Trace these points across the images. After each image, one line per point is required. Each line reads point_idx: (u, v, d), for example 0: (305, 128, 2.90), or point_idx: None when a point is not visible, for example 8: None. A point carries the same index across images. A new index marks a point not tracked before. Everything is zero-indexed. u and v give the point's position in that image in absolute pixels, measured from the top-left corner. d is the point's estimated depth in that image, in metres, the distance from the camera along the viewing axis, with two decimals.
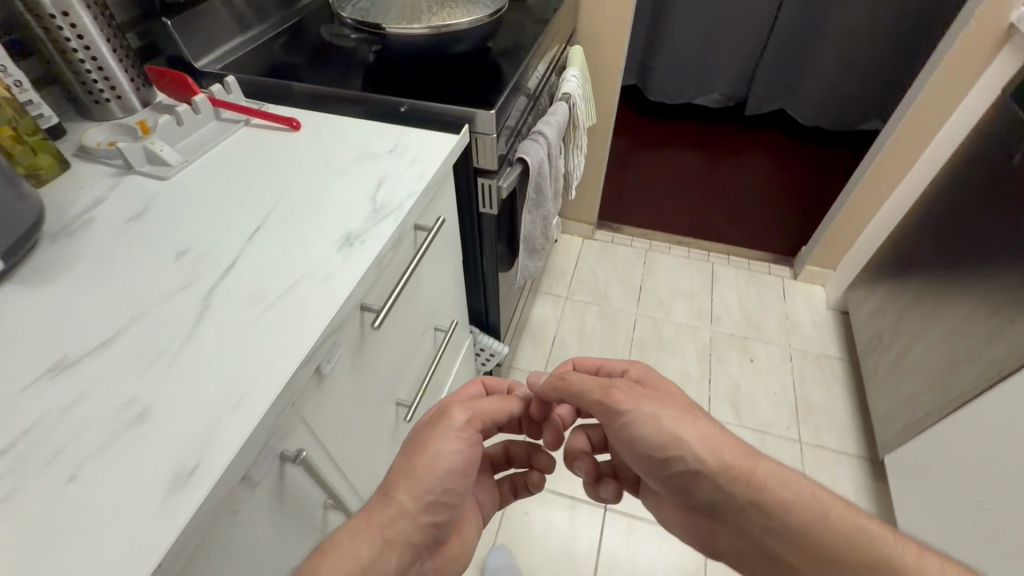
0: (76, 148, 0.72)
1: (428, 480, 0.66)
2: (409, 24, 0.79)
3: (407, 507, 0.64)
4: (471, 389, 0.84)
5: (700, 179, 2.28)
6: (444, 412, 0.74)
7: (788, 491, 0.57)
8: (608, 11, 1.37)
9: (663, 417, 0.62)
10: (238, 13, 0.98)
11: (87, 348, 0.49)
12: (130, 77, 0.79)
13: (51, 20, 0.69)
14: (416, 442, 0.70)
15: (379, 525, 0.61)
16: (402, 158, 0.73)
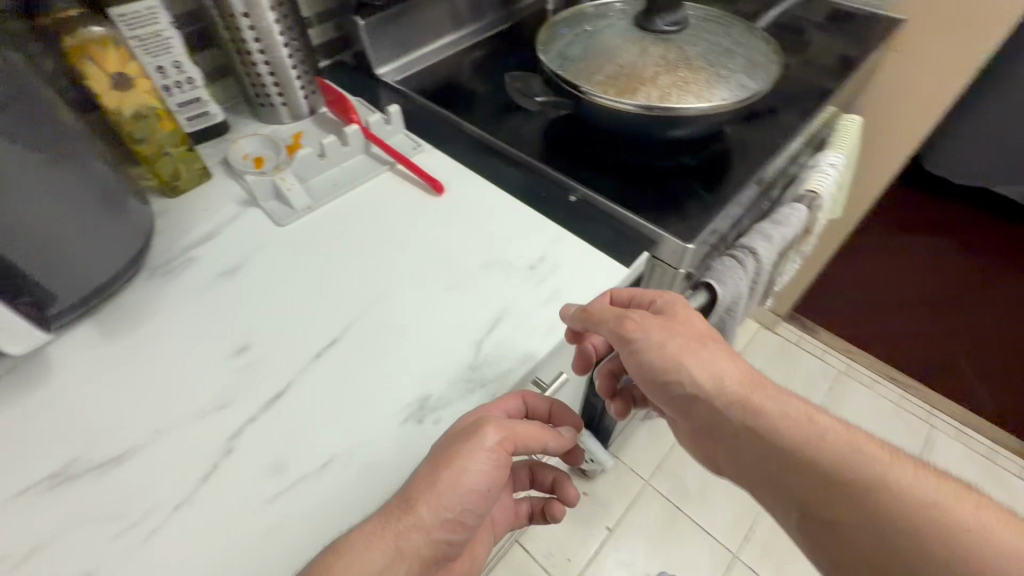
0: (224, 156, 0.67)
1: (450, 495, 0.40)
2: (623, 95, 0.56)
3: (425, 520, 0.40)
4: (507, 400, 0.46)
5: (962, 298, 1.66)
6: (473, 416, 0.43)
7: (805, 422, 0.44)
8: (925, 75, 0.95)
9: (669, 342, 0.47)
10: (442, 14, 0.85)
11: (98, 460, 0.42)
12: (302, 84, 0.71)
13: (236, 19, 0.62)
14: (435, 448, 0.42)
15: (394, 534, 0.38)
16: (542, 287, 0.53)
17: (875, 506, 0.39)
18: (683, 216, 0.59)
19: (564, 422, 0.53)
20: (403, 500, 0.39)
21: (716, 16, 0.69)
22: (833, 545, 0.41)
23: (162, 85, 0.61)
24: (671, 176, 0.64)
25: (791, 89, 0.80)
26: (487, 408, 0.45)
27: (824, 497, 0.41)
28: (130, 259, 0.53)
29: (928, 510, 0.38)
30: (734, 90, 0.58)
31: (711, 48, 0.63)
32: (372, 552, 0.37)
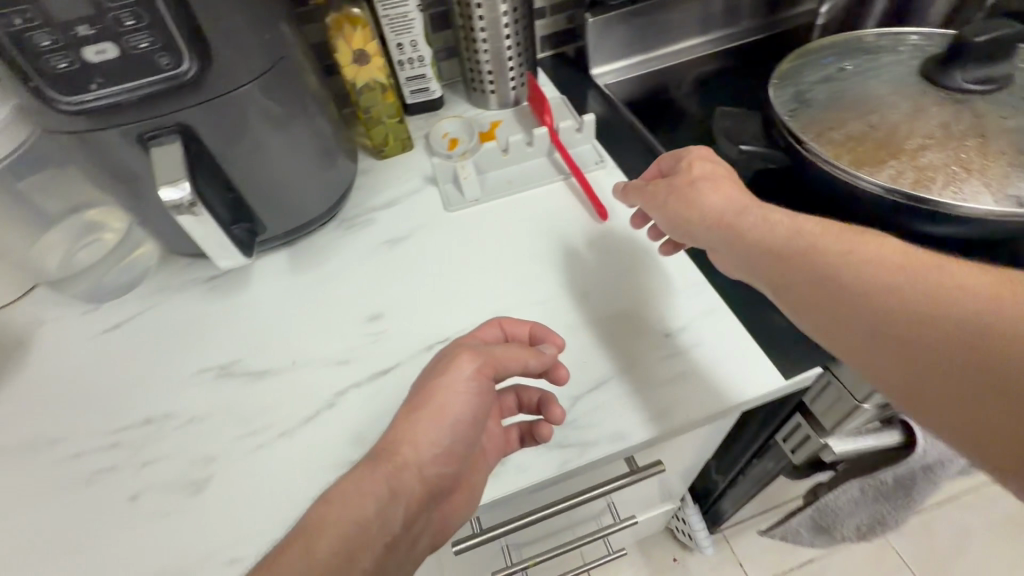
0: (428, 131, 0.73)
1: (433, 431, 0.40)
2: (861, 170, 0.45)
3: (415, 459, 0.40)
4: (488, 329, 0.46)
5: None
6: (451, 349, 0.44)
7: (783, 227, 0.42)
8: None
9: (668, 197, 0.47)
10: (685, 17, 0.77)
11: (250, 369, 0.52)
12: (514, 75, 0.72)
13: (471, 8, 0.66)
14: (410, 395, 0.42)
15: (382, 479, 0.38)
16: (665, 363, 0.47)
17: (861, 278, 0.37)
18: None
19: (545, 341, 0.46)
20: (389, 445, 0.40)
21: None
22: (852, 349, 0.37)
23: (398, 59, 0.69)
24: None
25: None
26: (454, 348, 0.44)
27: (824, 300, 0.38)
28: (328, 207, 0.62)
29: (923, 279, 0.35)
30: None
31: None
32: (366, 491, 0.37)
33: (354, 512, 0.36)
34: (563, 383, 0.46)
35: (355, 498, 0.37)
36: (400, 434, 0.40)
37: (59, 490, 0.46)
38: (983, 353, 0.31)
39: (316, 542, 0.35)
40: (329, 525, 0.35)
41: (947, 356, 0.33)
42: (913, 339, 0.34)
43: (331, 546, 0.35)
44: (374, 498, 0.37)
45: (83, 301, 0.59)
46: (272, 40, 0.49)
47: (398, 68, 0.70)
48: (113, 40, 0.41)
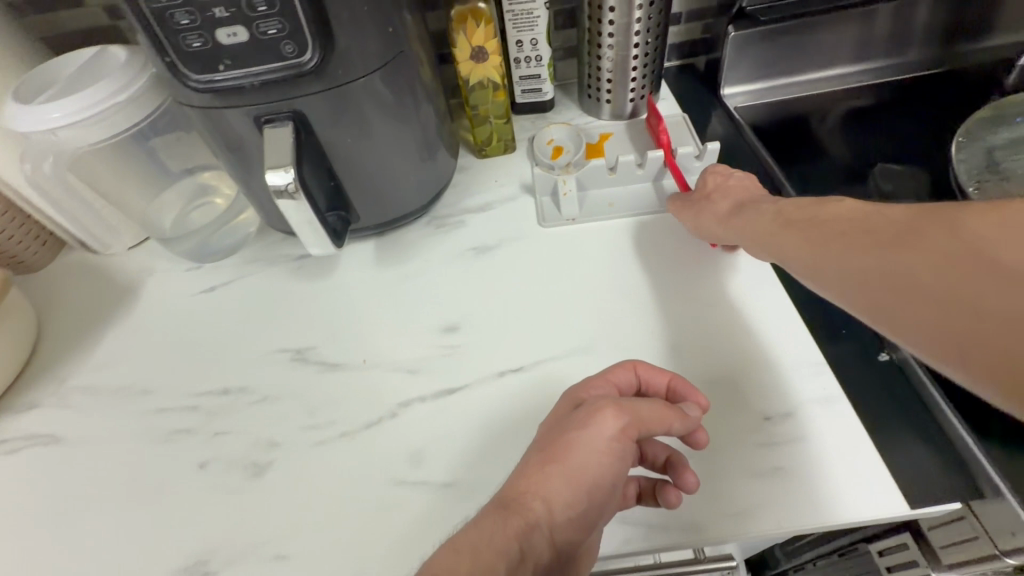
0: (534, 135, 0.69)
1: (567, 490, 0.36)
2: None
3: (547, 518, 0.35)
4: (622, 373, 0.42)
5: None
6: (589, 400, 0.39)
7: (767, 216, 0.44)
8: None
9: (692, 210, 0.52)
10: (846, 40, 0.67)
11: (323, 358, 0.52)
12: (634, 86, 0.67)
13: (601, 11, 0.61)
14: (541, 439, 0.39)
15: (516, 538, 0.33)
16: (760, 451, 0.41)
17: (819, 224, 0.38)
18: None
19: (688, 399, 0.41)
20: (517, 495, 0.35)
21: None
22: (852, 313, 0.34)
23: (515, 57, 0.66)
24: None
25: None
26: (587, 394, 0.40)
27: (796, 256, 0.38)
28: (421, 204, 0.61)
29: (862, 227, 0.35)
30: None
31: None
32: (497, 546, 0.32)
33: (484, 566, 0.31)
34: (698, 448, 0.41)
35: (485, 547, 0.32)
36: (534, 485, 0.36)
37: (139, 442, 0.49)
38: (927, 248, 0.30)
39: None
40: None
41: (891, 266, 0.32)
42: (866, 252, 0.33)
43: None
44: (508, 554, 0.32)
45: (186, 259, 0.62)
46: (394, 33, 0.47)
47: (513, 67, 0.67)
48: (244, 24, 0.41)
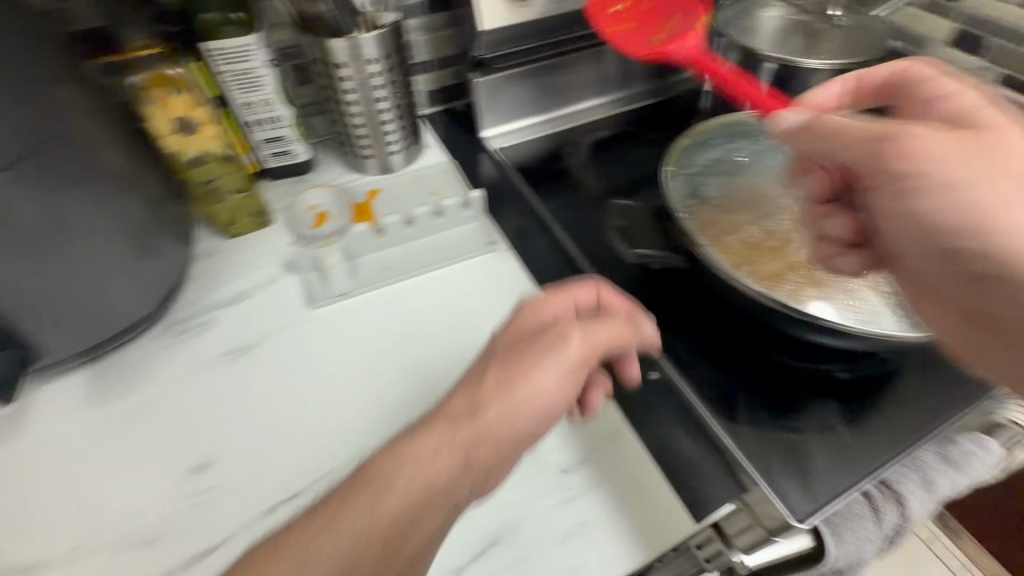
0: (291, 203, 0.62)
1: (524, 414, 0.35)
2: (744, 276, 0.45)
3: (496, 433, 0.34)
4: (578, 289, 0.42)
5: None
6: (549, 324, 0.38)
7: (978, 168, 0.37)
8: None
9: (912, 138, 0.38)
10: (581, 78, 0.73)
11: (11, 561, 0.38)
12: (391, 138, 0.64)
13: (333, 68, 0.56)
14: (494, 347, 0.38)
15: (460, 457, 0.33)
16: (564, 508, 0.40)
17: (1003, 226, 0.36)
18: (803, 465, 0.41)
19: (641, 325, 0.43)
20: (465, 408, 0.35)
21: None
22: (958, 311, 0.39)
23: (247, 120, 0.58)
24: (805, 383, 0.45)
25: None
26: (535, 312, 0.40)
27: (934, 239, 0.39)
28: (150, 309, 0.49)
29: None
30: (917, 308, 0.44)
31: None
32: (437, 463, 0.33)
33: (416, 480, 0.32)
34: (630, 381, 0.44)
35: (426, 460, 0.33)
36: (481, 400, 0.35)
37: None
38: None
39: (383, 501, 0.31)
40: (398, 489, 0.32)
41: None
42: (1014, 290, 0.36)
43: (394, 512, 0.31)
44: (449, 470, 0.33)
45: None
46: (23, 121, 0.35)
47: (248, 130, 0.59)
48: None
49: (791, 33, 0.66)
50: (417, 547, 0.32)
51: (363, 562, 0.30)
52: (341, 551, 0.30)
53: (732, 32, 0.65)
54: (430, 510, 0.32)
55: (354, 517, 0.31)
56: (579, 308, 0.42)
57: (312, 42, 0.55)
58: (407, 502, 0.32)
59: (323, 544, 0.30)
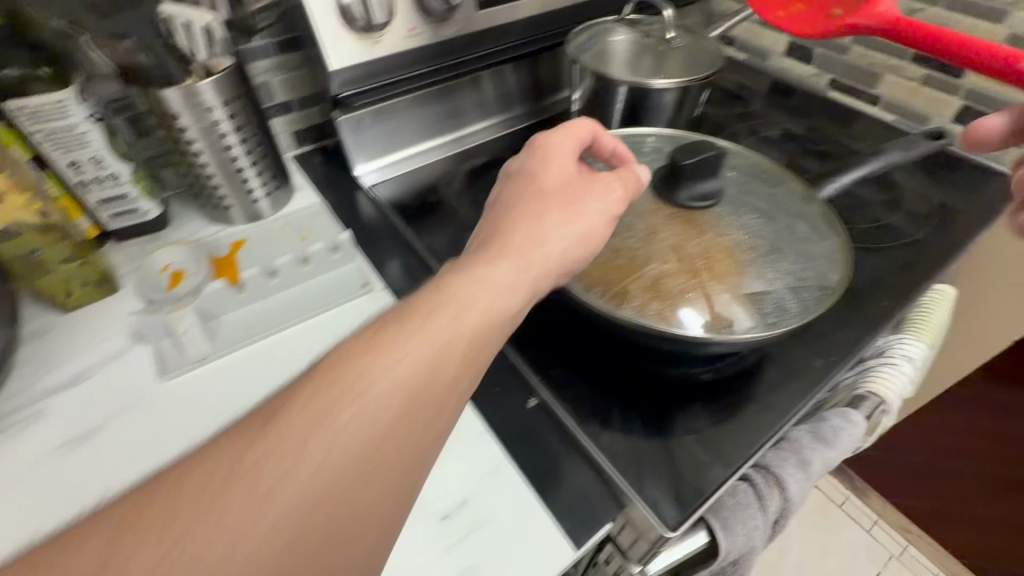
0: (140, 265, 0.57)
1: (593, 221, 0.42)
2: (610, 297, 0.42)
3: (565, 257, 0.40)
4: (580, 124, 0.48)
5: None
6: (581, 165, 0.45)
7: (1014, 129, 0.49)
8: None
9: None
10: (452, 107, 0.73)
11: None
12: (251, 184, 0.61)
13: (170, 119, 0.52)
14: (517, 185, 0.43)
15: (525, 279, 0.37)
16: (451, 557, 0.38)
17: None
18: (672, 473, 0.42)
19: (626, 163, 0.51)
20: (524, 240, 0.39)
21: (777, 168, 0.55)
22: None
23: (76, 182, 0.52)
24: (673, 390, 0.47)
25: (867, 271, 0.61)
26: (548, 149, 0.46)
27: None
28: None
29: None
30: (773, 299, 0.42)
31: (754, 222, 0.48)
32: (506, 287, 0.36)
33: (480, 304, 0.34)
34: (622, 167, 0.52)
35: (495, 280, 0.36)
36: (535, 216, 0.40)
37: None
38: None
39: (463, 314, 0.33)
40: (475, 305, 0.34)
41: None
42: None
43: (464, 341, 0.33)
44: (519, 286, 0.36)
45: None
46: None
47: (79, 191, 0.53)
48: None
49: (639, 58, 0.70)
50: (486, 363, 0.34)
51: (444, 373, 0.31)
52: (434, 362, 0.31)
53: (586, 58, 0.68)
54: (506, 322, 0.35)
55: (442, 326, 0.32)
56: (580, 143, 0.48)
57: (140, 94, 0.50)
58: (481, 318, 0.34)
59: (409, 344, 0.31)
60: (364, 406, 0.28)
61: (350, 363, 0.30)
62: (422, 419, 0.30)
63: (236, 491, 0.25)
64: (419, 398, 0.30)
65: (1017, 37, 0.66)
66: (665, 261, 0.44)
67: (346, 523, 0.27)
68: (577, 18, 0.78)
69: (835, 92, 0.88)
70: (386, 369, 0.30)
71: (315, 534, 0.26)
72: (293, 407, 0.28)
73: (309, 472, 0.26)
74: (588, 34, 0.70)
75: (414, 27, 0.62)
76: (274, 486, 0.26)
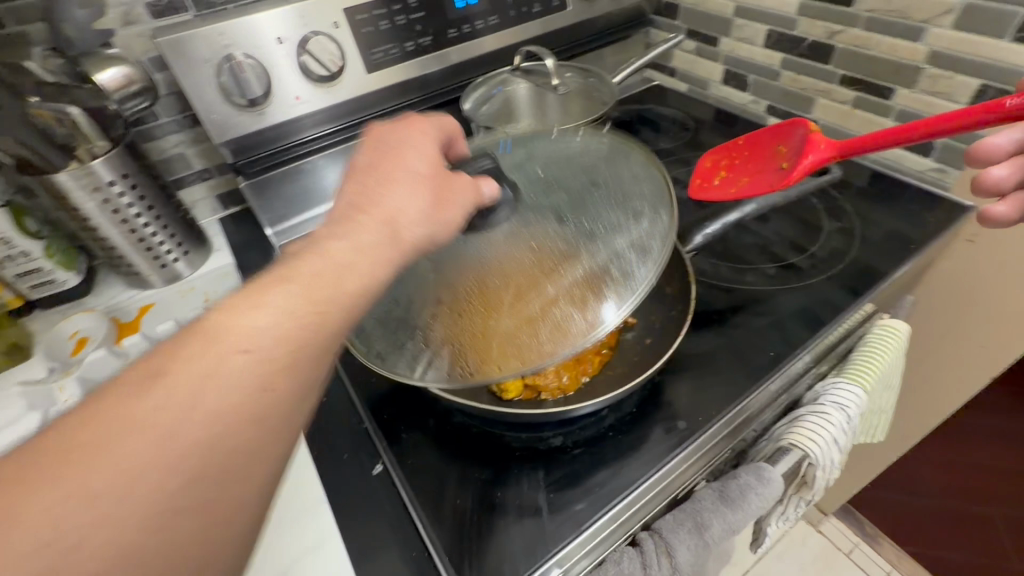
0: (49, 333, 0.60)
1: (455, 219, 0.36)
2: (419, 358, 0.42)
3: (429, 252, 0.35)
4: (424, 124, 0.40)
5: None
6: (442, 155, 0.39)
7: None
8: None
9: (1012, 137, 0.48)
10: None
11: None
12: (156, 254, 0.63)
13: (65, 201, 0.54)
14: (390, 157, 0.36)
15: (408, 254, 0.33)
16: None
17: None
18: (492, 550, 0.40)
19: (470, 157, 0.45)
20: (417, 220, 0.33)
21: (603, 153, 0.53)
22: None
23: None
24: (516, 455, 0.46)
25: (767, 317, 0.57)
26: (419, 132, 0.38)
27: None
28: None
29: None
30: (557, 318, 0.41)
31: (560, 229, 0.46)
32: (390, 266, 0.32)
33: (361, 269, 0.30)
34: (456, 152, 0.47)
35: (377, 251, 0.31)
36: (407, 204, 0.34)
37: None
38: None
39: (342, 285, 0.29)
40: (354, 276, 0.30)
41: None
42: None
43: (337, 323, 0.28)
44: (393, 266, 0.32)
45: None
46: None
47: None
48: None
49: (541, 102, 0.70)
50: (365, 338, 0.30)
51: (306, 345, 0.27)
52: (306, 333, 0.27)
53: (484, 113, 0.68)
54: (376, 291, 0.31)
55: (314, 295, 0.28)
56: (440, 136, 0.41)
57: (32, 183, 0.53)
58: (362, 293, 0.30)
59: (261, 318, 0.26)
60: (208, 388, 0.24)
61: (190, 346, 0.25)
62: (273, 399, 0.25)
63: (89, 456, 0.21)
64: (280, 376, 0.26)
65: (937, 55, 0.61)
66: (449, 291, 0.44)
67: (179, 521, 0.22)
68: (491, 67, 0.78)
69: (774, 120, 0.84)
70: (238, 350, 0.25)
71: (171, 514, 0.22)
72: (123, 397, 0.23)
73: (126, 469, 0.22)
74: (489, 85, 0.70)
75: (301, 95, 0.63)
76: (100, 482, 0.21)
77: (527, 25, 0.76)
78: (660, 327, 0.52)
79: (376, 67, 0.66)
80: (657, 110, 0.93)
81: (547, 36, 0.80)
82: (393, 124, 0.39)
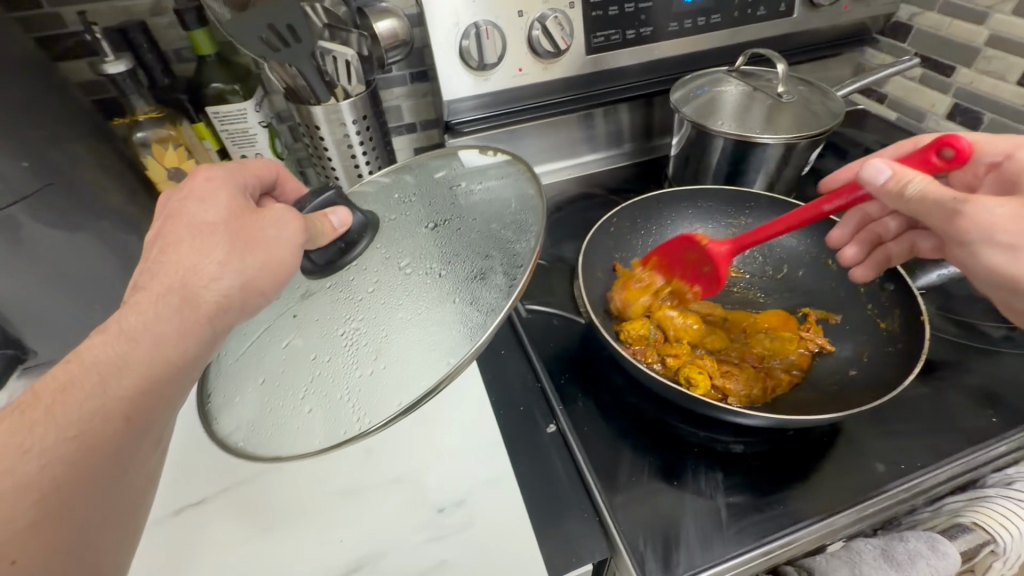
0: None
1: (256, 267, 0.32)
2: (286, 426, 0.39)
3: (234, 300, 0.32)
4: (213, 169, 0.37)
5: None
6: (228, 184, 0.36)
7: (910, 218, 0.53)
8: None
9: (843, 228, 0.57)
10: (554, 141, 0.78)
11: None
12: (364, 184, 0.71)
13: (315, 130, 0.63)
14: (170, 217, 0.33)
15: (209, 317, 0.32)
16: (378, 464, 0.46)
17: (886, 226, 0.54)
18: (667, 530, 0.41)
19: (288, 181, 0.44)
20: (194, 282, 0.31)
21: (437, 164, 0.51)
22: None
23: None
24: (694, 451, 0.46)
25: (985, 376, 0.51)
26: (203, 180, 0.35)
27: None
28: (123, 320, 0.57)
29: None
30: (456, 321, 0.40)
31: (415, 264, 0.45)
32: (177, 328, 0.31)
33: (147, 341, 0.30)
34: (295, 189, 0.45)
35: (164, 326, 0.30)
36: (194, 260, 0.31)
37: None
38: None
39: (112, 380, 0.29)
40: (134, 363, 0.30)
41: None
42: None
43: (115, 397, 0.29)
44: (190, 333, 0.31)
45: None
46: (35, 164, 0.46)
47: None
48: None
49: (750, 108, 0.66)
50: (177, 404, 0.33)
51: (84, 441, 0.28)
52: (99, 417, 0.29)
53: (692, 107, 0.66)
54: (169, 358, 0.31)
55: (82, 396, 0.28)
56: (247, 180, 0.39)
57: (296, 109, 0.62)
58: (157, 364, 0.30)
59: (38, 440, 0.27)
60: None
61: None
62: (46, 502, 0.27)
63: None
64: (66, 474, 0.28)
65: None
66: (328, 345, 0.42)
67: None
68: (693, 65, 0.78)
69: None
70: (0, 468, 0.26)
71: None
72: None
73: None
74: (699, 82, 0.69)
75: (522, 67, 0.67)
76: None
77: (744, 27, 0.74)
78: (867, 362, 0.49)
79: (595, 50, 0.69)
80: (855, 136, 0.87)
81: (761, 41, 0.77)
82: (174, 187, 0.35)
